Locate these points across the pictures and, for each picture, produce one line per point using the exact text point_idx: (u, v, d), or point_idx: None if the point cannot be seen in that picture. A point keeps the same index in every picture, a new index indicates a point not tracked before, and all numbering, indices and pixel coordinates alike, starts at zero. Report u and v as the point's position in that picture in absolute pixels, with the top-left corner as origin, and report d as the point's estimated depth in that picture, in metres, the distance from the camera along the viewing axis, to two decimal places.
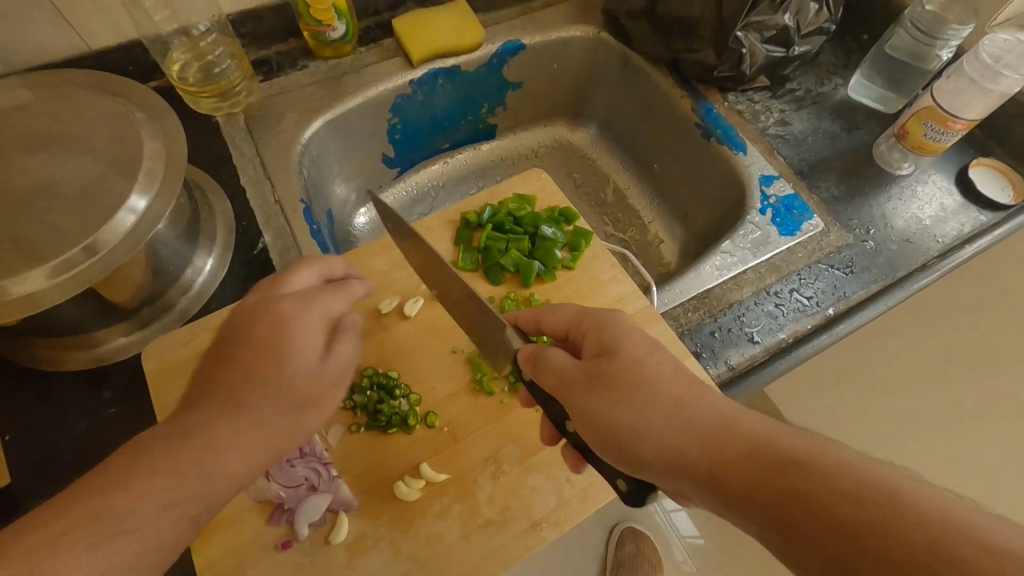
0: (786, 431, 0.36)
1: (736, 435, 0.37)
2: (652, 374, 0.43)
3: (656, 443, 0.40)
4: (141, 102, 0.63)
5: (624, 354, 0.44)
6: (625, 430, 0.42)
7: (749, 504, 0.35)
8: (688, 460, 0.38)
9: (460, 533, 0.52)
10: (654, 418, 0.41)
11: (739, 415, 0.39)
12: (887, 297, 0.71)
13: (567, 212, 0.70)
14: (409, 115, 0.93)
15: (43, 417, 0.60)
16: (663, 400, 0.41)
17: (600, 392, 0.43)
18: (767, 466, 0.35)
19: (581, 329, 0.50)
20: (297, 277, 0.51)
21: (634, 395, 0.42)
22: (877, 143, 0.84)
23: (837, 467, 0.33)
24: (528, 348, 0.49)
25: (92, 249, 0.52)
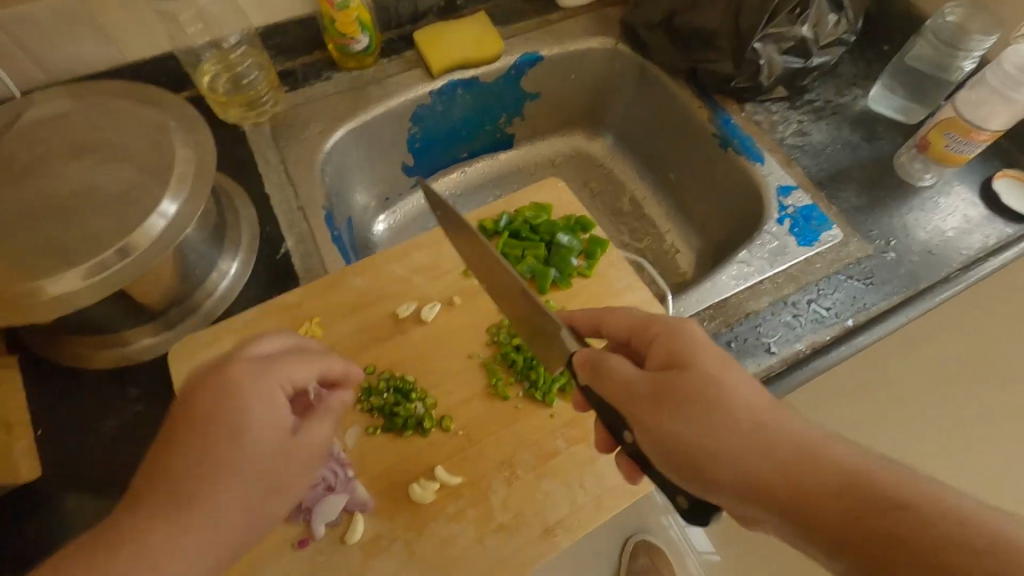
0: (875, 464, 0.36)
1: (821, 465, 0.37)
2: (730, 393, 0.42)
3: (732, 464, 0.39)
4: (173, 111, 0.65)
5: (699, 369, 0.43)
6: (697, 449, 0.41)
7: (831, 537, 0.35)
8: (765, 486, 0.38)
9: (474, 536, 0.53)
10: (729, 438, 0.40)
11: (826, 444, 0.38)
12: (908, 309, 0.70)
13: (583, 221, 0.71)
14: (429, 125, 0.95)
15: (73, 414, 0.62)
16: (741, 421, 0.40)
17: (672, 408, 0.42)
18: (855, 499, 0.35)
19: (647, 335, 0.48)
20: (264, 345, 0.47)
21: (709, 414, 0.41)
22: (898, 154, 0.83)
23: (925, 505, 0.33)
24: (586, 353, 0.47)
25: (125, 252, 0.54)
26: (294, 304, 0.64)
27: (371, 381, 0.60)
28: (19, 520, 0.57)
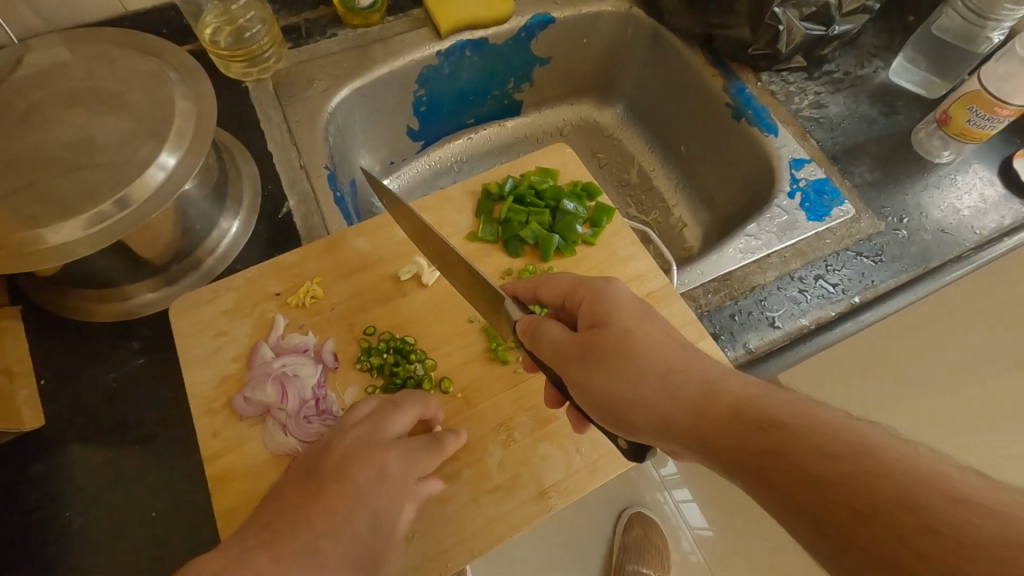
0: (770, 394, 0.37)
1: (718, 397, 0.39)
2: (644, 344, 0.44)
3: (646, 408, 0.42)
4: (173, 62, 0.64)
5: (616, 326, 0.46)
6: (616, 397, 0.44)
7: (726, 459, 0.36)
8: (674, 423, 0.40)
9: (469, 496, 0.53)
10: (643, 385, 0.42)
11: (727, 379, 0.40)
12: (917, 287, 0.69)
13: (590, 188, 0.69)
14: (435, 88, 0.92)
15: (75, 365, 0.62)
16: (650, 367, 0.43)
17: (594, 363, 0.45)
18: (742, 423, 0.36)
19: (576, 299, 0.51)
20: (400, 419, 0.51)
21: (623, 364, 0.44)
22: (916, 130, 0.81)
23: (803, 421, 0.34)
24: (526, 319, 0.50)
25: (124, 203, 0.54)
26: (294, 263, 0.63)
27: (371, 341, 0.60)
28: (24, 466, 0.58)
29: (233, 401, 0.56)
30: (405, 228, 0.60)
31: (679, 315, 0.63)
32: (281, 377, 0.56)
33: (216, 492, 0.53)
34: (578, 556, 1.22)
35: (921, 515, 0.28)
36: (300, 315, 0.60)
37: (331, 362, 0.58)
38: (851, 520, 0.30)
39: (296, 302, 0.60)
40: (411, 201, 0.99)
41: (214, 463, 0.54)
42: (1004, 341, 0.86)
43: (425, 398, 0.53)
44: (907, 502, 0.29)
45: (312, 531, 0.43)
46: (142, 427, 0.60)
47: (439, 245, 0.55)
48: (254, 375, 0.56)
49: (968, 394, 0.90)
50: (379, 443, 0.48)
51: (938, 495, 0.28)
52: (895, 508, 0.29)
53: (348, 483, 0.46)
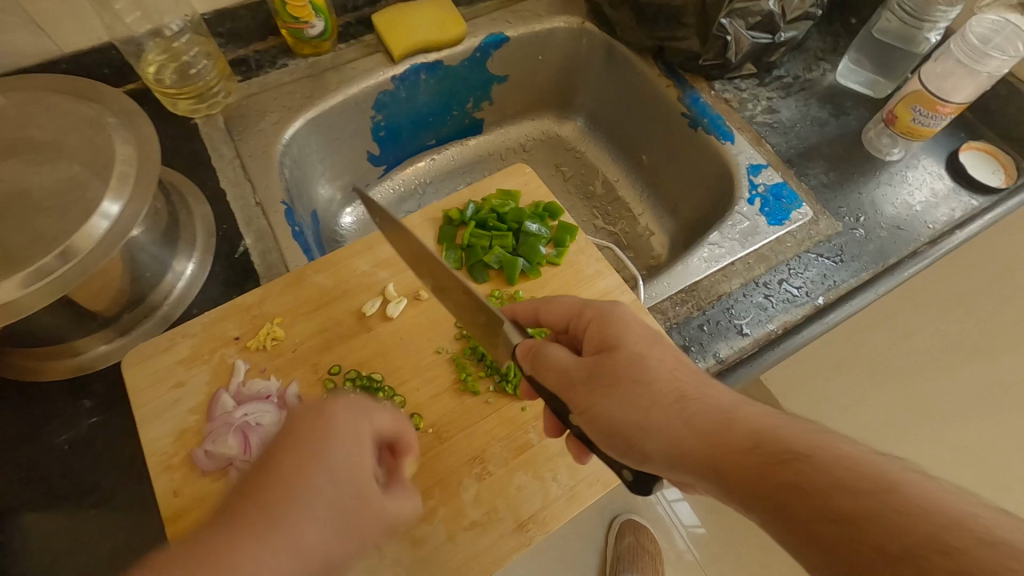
0: (788, 424, 0.38)
1: (737, 426, 0.39)
2: (656, 368, 0.44)
3: (659, 435, 0.41)
4: (113, 106, 0.61)
5: (626, 349, 0.46)
6: (630, 423, 0.43)
7: (746, 490, 0.36)
8: (689, 453, 0.40)
9: (446, 535, 0.52)
10: (658, 413, 0.42)
11: (742, 408, 0.40)
12: (877, 285, 0.71)
13: (552, 207, 0.69)
14: (392, 112, 0.92)
15: (22, 429, 0.59)
16: (663, 395, 0.43)
17: (605, 389, 0.45)
18: (762, 456, 0.36)
19: (582, 320, 0.51)
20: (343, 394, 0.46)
21: (638, 391, 0.43)
22: (865, 129, 0.83)
23: (823, 454, 0.35)
24: (527, 344, 0.49)
25: (67, 256, 0.51)
26: (252, 304, 0.61)
27: (337, 381, 0.58)
28: None
29: (193, 455, 0.54)
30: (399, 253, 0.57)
31: None
32: (244, 427, 0.54)
33: None
34: (571, 567, 1.20)
35: (953, 558, 0.28)
36: (260, 359, 0.58)
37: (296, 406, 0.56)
38: (878, 560, 0.30)
39: (256, 346, 0.59)
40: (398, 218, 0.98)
41: (177, 522, 0.51)
42: (960, 332, 0.92)
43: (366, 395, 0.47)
44: (939, 545, 0.29)
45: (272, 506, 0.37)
46: (98, 489, 0.57)
47: (437, 268, 0.52)
48: (214, 427, 0.54)
49: (923, 386, 0.97)
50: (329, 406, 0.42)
51: (971, 537, 0.29)
52: (927, 551, 0.29)
53: (298, 457, 0.39)
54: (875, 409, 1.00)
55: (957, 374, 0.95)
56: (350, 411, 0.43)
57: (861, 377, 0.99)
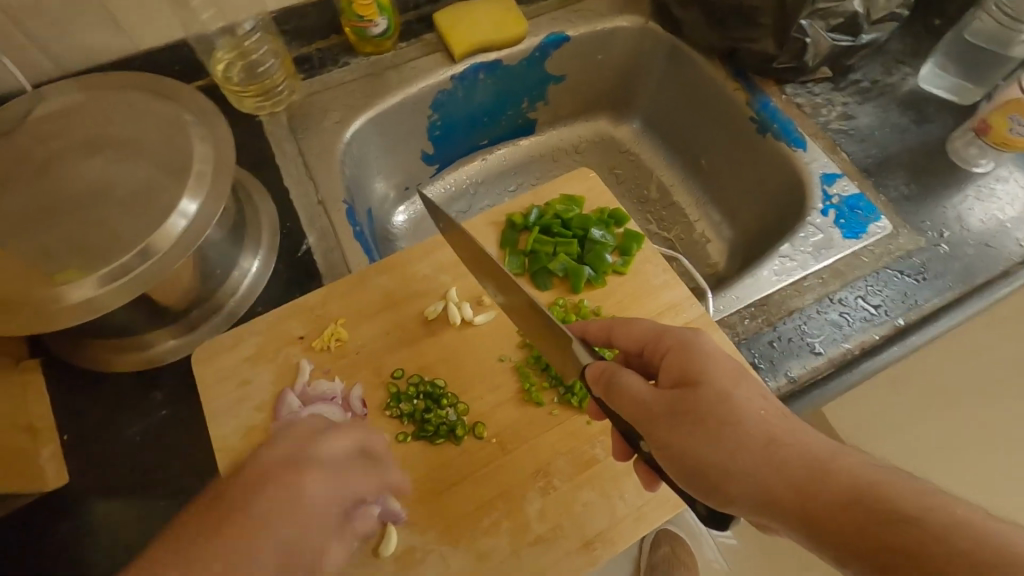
0: (890, 476, 0.35)
1: (830, 480, 0.36)
2: (743, 409, 0.41)
3: (747, 479, 0.39)
4: (189, 104, 0.62)
5: (711, 386, 0.43)
6: (712, 462, 0.40)
7: (840, 545, 0.35)
8: (778, 500, 0.37)
9: (510, 549, 0.51)
10: (746, 455, 0.39)
11: (843, 453, 0.37)
12: (965, 307, 0.66)
13: (618, 214, 0.67)
14: (449, 111, 0.91)
15: (99, 419, 0.61)
16: (752, 438, 0.40)
17: (686, 426, 0.42)
18: (864, 513, 0.34)
19: (661, 345, 0.48)
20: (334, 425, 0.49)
21: (721, 432, 0.41)
22: (951, 140, 0.78)
23: (932, 517, 0.33)
24: (599, 366, 0.46)
25: (147, 254, 0.52)
26: (315, 304, 0.61)
27: (400, 386, 0.58)
28: (55, 523, 0.57)
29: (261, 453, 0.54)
30: (461, 254, 0.59)
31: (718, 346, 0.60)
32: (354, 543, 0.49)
33: None
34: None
35: None
36: (325, 359, 0.58)
37: (360, 410, 0.56)
38: None
39: (320, 346, 0.59)
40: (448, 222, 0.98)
41: None
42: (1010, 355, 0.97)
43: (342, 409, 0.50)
44: None
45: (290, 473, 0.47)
46: (168, 481, 0.59)
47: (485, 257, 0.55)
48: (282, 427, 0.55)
49: (971, 412, 0.98)
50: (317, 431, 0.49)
51: None
52: None
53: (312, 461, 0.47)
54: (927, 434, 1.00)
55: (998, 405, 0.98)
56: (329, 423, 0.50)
57: (928, 397, 0.99)
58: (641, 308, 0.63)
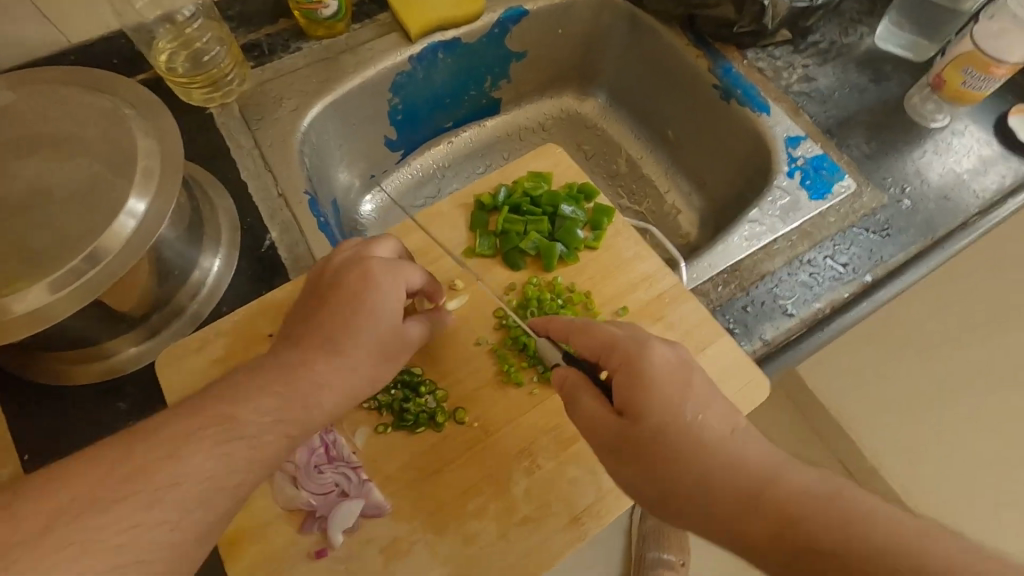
0: (825, 504, 0.35)
1: (767, 497, 0.37)
2: (688, 431, 0.41)
3: (690, 502, 0.40)
4: (132, 97, 0.59)
5: (655, 407, 0.43)
6: (657, 485, 0.41)
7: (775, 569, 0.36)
8: (718, 524, 0.38)
9: (498, 532, 0.51)
10: (688, 479, 0.40)
11: (789, 469, 0.38)
12: (928, 259, 0.68)
13: (587, 188, 0.66)
14: (410, 94, 0.88)
15: (61, 434, 0.58)
16: (693, 463, 0.40)
17: (634, 449, 0.43)
18: (795, 542, 0.35)
19: (611, 360, 0.47)
20: (399, 270, 0.51)
21: (665, 458, 0.41)
22: (908, 96, 0.79)
23: (860, 544, 0.33)
24: (562, 376, 0.49)
25: (94, 259, 0.50)
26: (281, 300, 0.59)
27: None
28: None
29: None
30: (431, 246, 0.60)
31: (692, 314, 0.60)
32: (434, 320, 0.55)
33: (226, 561, 0.49)
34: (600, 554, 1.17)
35: None
36: None
37: None
38: None
39: None
40: (417, 208, 0.95)
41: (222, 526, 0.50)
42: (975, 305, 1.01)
43: (405, 267, 0.52)
44: None
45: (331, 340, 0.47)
46: None
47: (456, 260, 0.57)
48: None
49: (939, 366, 1.02)
50: (384, 272, 0.50)
51: None
52: None
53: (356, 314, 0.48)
54: (895, 387, 1.04)
55: (953, 356, 1.01)
56: (387, 270, 0.51)
57: (895, 348, 1.03)
58: (613, 283, 0.62)
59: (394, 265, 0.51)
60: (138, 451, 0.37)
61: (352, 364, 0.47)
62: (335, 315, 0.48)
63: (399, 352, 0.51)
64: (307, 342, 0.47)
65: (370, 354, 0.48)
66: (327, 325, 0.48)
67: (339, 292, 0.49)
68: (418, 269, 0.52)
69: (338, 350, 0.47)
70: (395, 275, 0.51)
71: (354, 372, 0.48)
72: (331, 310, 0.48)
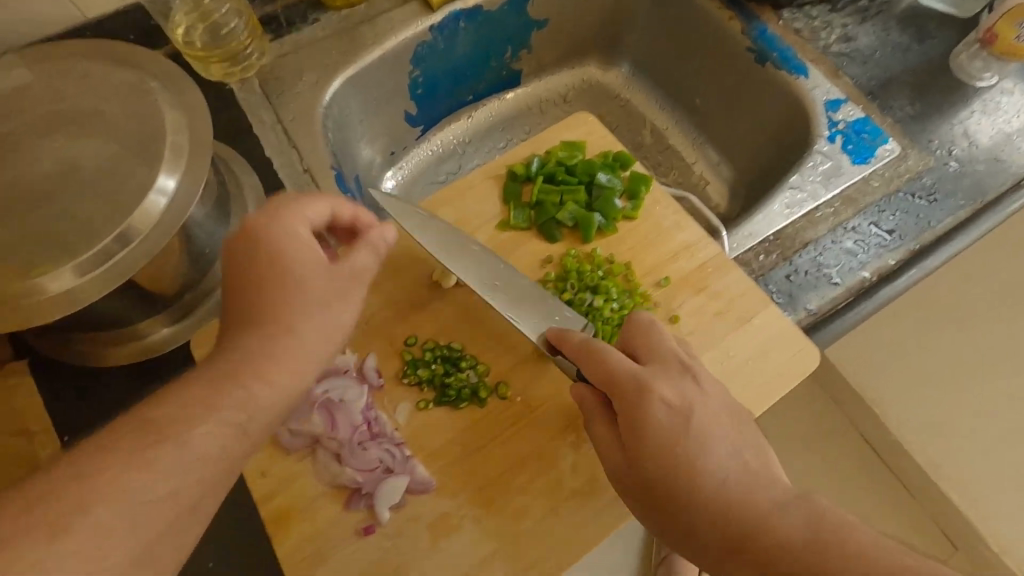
0: (806, 559, 0.36)
1: (750, 543, 0.38)
2: (685, 468, 0.42)
3: (684, 531, 0.41)
4: (155, 71, 0.57)
5: (655, 444, 0.43)
6: (656, 511, 0.43)
7: None
8: (709, 555, 0.40)
9: (547, 507, 0.50)
10: (682, 512, 0.41)
11: (777, 516, 0.38)
12: (979, 224, 0.65)
13: (622, 156, 0.64)
14: (431, 66, 0.85)
15: (99, 416, 0.58)
16: (687, 498, 0.41)
17: (634, 478, 0.44)
18: None
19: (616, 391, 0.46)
20: (300, 214, 0.48)
21: (661, 490, 0.42)
22: (955, 53, 0.75)
23: None
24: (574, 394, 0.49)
25: (126, 238, 0.49)
26: None
27: (414, 353, 0.56)
28: None
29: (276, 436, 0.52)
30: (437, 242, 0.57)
31: (736, 283, 0.58)
32: (378, 245, 0.51)
33: (274, 538, 0.49)
34: None
35: None
36: None
37: (375, 380, 0.54)
38: None
39: None
40: (440, 185, 0.93)
41: (269, 504, 0.50)
42: None
43: (302, 204, 0.49)
44: None
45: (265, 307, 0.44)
46: None
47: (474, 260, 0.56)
48: None
49: None
50: (285, 224, 0.47)
51: None
52: None
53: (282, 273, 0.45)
54: None
55: None
56: (287, 220, 0.47)
57: None
58: (653, 254, 0.60)
59: (283, 211, 0.48)
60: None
61: (303, 310, 0.44)
62: (253, 281, 0.45)
63: (351, 284, 0.48)
64: (245, 323, 0.43)
65: (324, 293, 0.46)
66: (256, 301, 0.44)
67: (248, 266, 0.45)
68: (312, 203, 0.49)
69: (281, 307, 0.44)
70: (296, 216, 0.48)
71: (316, 314, 0.45)
72: (256, 285, 0.44)
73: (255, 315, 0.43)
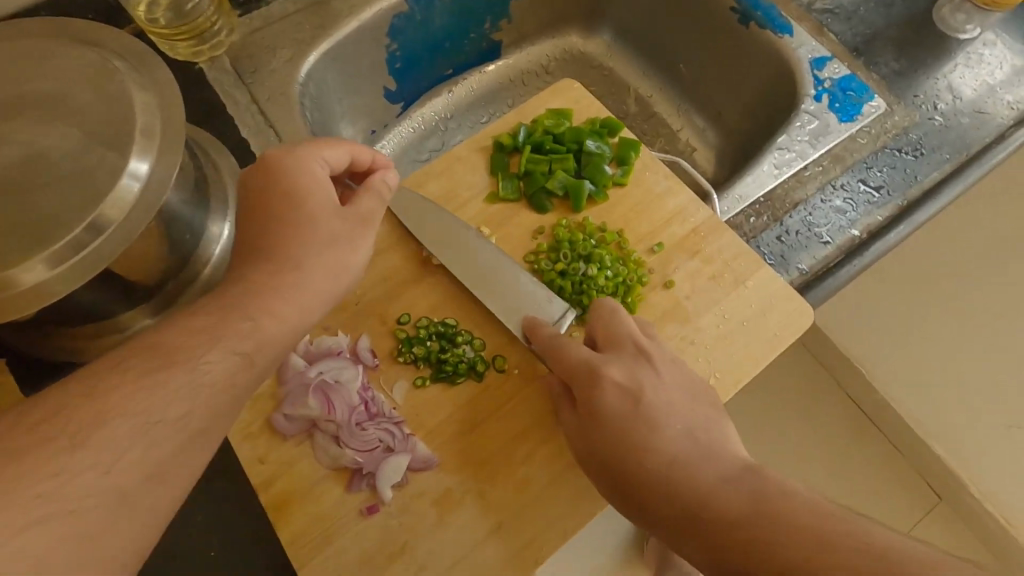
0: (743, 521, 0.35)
1: (698, 512, 0.37)
2: (638, 445, 0.43)
3: (642, 509, 0.41)
4: (118, 49, 0.54)
5: (611, 423, 0.44)
6: (618, 492, 0.43)
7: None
8: (665, 531, 0.39)
9: (550, 476, 0.50)
10: (638, 489, 0.42)
11: (723, 486, 0.38)
12: (964, 176, 0.65)
13: (610, 122, 0.63)
14: (409, 39, 0.83)
15: None
16: (642, 472, 0.42)
17: (596, 460, 0.45)
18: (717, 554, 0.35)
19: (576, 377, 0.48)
20: (315, 155, 0.48)
21: (619, 468, 0.43)
22: (938, 6, 0.75)
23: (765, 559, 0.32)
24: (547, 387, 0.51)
25: (98, 227, 0.47)
26: None
27: (408, 330, 0.55)
28: None
29: (273, 420, 0.51)
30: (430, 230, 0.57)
31: (729, 245, 0.58)
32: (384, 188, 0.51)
33: (277, 523, 0.49)
34: None
35: None
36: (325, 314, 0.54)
37: (370, 360, 0.53)
38: None
39: None
40: (424, 162, 0.91)
41: (269, 489, 0.49)
42: None
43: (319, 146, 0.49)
44: None
45: (276, 250, 0.44)
46: None
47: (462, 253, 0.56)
48: (291, 390, 0.51)
49: None
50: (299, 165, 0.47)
51: None
52: None
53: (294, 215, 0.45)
54: None
55: None
56: (303, 160, 0.48)
57: None
58: (645, 220, 0.60)
59: (301, 152, 0.48)
60: (184, 419, 0.35)
61: (311, 253, 0.45)
62: (274, 216, 0.46)
63: (358, 227, 0.48)
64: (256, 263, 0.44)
65: (331, 235, 0.46)
66: (268, 239, 0.45)
67: (264, 206, 0.46)
68: (331, 146, 0.50)
69: (289, 249, 0.44)
70: (314, 156, 0.48)
71: (319, 258, 0.45)
72: (269, 223, 0.45)
73: (266, 257, 0.44)
